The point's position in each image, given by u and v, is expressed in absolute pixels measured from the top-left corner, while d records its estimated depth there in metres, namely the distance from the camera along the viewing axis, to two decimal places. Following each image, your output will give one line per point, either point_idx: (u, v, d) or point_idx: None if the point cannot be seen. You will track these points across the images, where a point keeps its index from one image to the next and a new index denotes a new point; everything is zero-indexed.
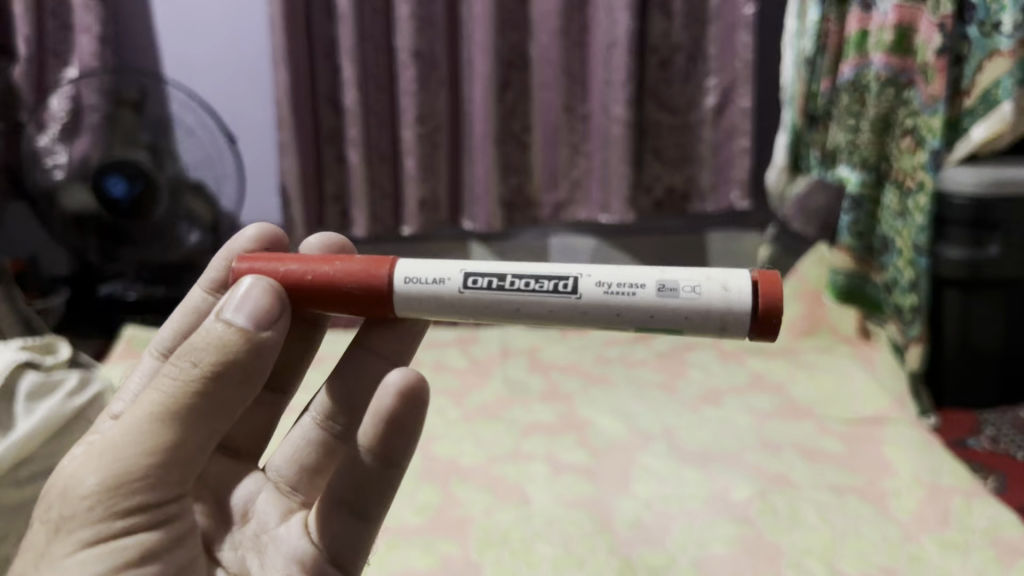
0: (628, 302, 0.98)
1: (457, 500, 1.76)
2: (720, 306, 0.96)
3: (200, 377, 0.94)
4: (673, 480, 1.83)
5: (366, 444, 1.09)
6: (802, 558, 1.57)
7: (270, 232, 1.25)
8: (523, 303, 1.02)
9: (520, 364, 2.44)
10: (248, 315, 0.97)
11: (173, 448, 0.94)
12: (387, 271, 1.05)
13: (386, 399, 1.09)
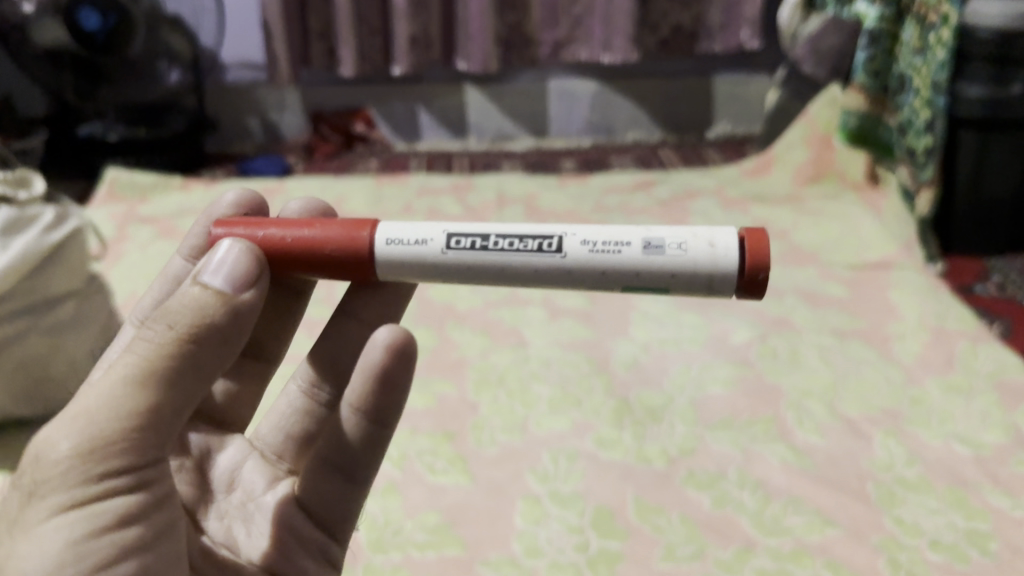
0: (612, 262, 0.87)
1: (452, 343, 1.73)
2: (707, 261, 0.86)
3: (178, 339, 0.78)
4: (672, 325, 1.79)
5: (354, 404, 0.98)
6: (802, 400, 1.54)
7: (251, 198, 1.15)
8: (509, 263, 0.90)
9: (518, 211, 2.29)
10: (228, 279, 0.82)
11: (153, 415, 0.78)
12: (368, 234, 0.93)
13: (373, 354, 0.96)
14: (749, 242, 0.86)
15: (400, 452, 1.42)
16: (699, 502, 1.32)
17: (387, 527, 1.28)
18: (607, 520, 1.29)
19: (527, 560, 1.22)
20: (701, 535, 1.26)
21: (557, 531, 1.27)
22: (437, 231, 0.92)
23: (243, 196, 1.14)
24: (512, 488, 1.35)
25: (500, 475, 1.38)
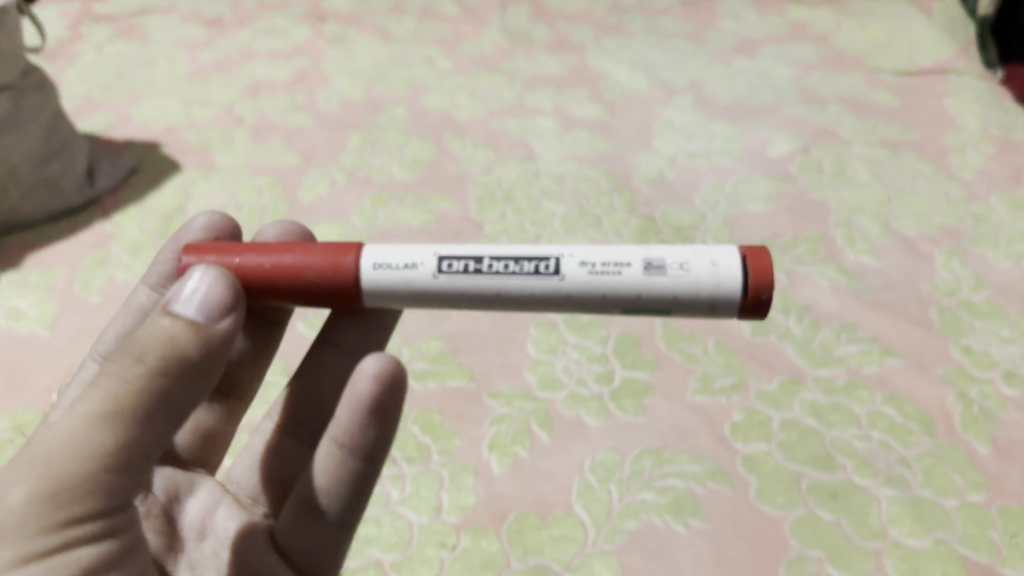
0: (608, 287, 0.72)
1: (452, 156, 1.50)
2: (707, 283, 0.71)
3: (142, 372, 0.63)
4: (702, 134, 1.55)
5: (339, 434, 0.76)
6: (852, 217, 1.36)
7: (224, 221, 0.92)
8: (505, 283, 0.73)
9: (522, 11, 2.02)
10: (199, 303, 0.67)
11: (118, 462, 0.63)
12: (351, 259, 0.76)
13: (361, 383, 0.75)
14: (746, 262, 0.72)
15: None
16: (738, 328, 1.15)
17: None
18: (631, 348, 1.11)
19: (543, 392, 1.06)
20: (742, 366, 1.09)
21: (576, 359, 1.09)
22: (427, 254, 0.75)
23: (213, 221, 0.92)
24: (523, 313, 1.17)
25: None
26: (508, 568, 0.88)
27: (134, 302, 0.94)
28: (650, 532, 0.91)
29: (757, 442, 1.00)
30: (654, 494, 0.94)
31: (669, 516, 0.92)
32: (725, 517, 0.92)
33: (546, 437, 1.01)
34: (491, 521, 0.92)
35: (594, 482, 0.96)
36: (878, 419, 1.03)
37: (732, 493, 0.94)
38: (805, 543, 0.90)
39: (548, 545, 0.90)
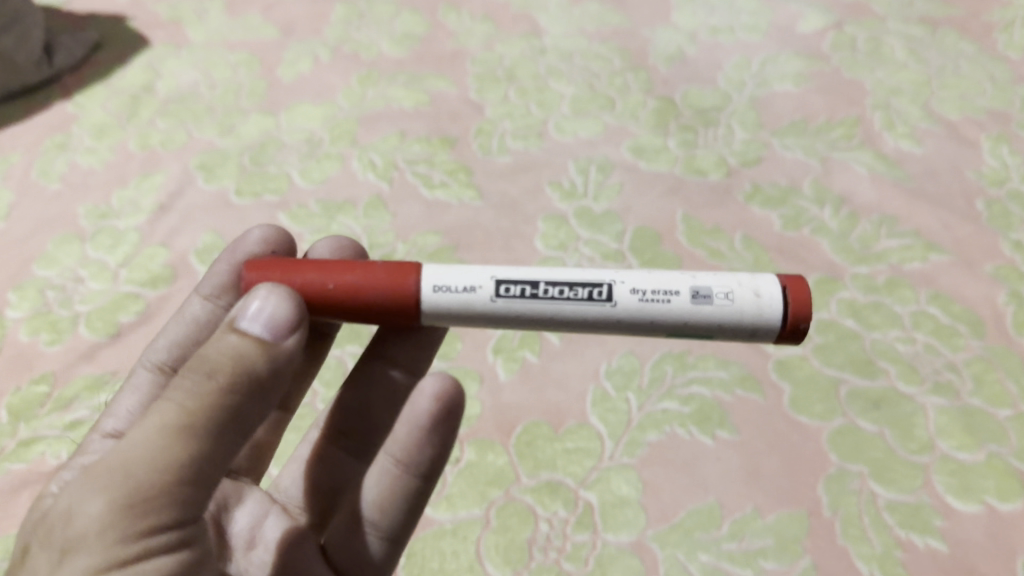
0: (650, 318, 0.61)
1: (448, 30, 1.35)
2: (749, 311, 0.61)
3: (213, 387, 0.53)
4: (724, 6, 1.39)
5: (397, 452, 0.68)
6: (890, 98, 1.22)
7: (282, 235, 0.77)
8: (559, 309, 0.62)
9: None
10: (269, 314, 0.57)
11: (190, 480, 0.52)
12: (417, 275, 0.63)
13: (420, 406, 0.67)
14: (792, 292, 0.61)
15: (385, 159, 1.11)
16: (767, 220, 1.04)
17: (374, 253, 1.01)
18: (650, 243, 1.00)
19: None
20: (773, 262, 0.99)
21: (589, 257, 0.99)
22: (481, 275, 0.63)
23: (272, 234, 0.76)
24: (530, 204, 1.06)
25: (514, 188, 1.08)
26: (516, 483, 0.79)
27: (184, 310, 0.79)
28: (674, 444, 0.81)
29: (791, 346, 0.90)
30: (677, 403, 0.84)
31: (695, 426, 0.83)
32: (757, 428, 0.83)
33: (556, 339, 0.90)
34: (497, 432, 0.83)
35: (611, 390, 0.86)
36: (923, 321, 0.94)
37: (763, 402, 0.85)
38: (844, 457, 0.81)
39: (560, 457, 0.80)
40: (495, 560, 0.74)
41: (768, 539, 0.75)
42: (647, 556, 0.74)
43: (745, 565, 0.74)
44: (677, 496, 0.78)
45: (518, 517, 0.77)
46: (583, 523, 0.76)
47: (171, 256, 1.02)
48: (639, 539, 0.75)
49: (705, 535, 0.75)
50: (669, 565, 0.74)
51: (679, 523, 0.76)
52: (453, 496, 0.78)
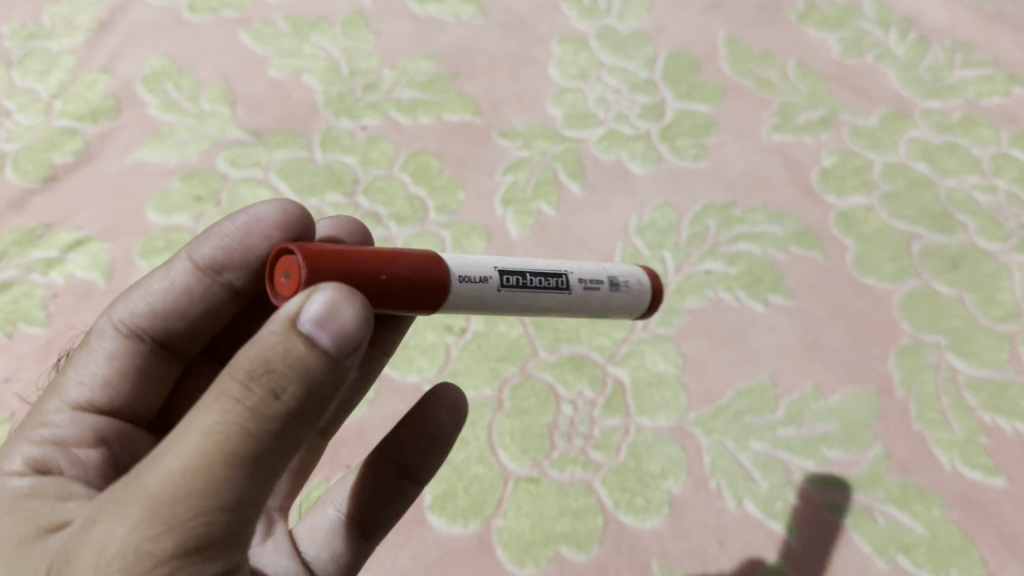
0: (589, 306, 0.48)
1: None
2: (641, 302, 0.51)
3: (275, 409, 0.34)
4: None
5: (416, 451, 0.55)
6: None
7: (301, 212, 0.53)
8: (536, 307, 0.46)
9: None
10: (336, 292, 0.36)
11: (248, 509, 0.36)
12: (448, 268, 0.43)
13: (437, 419, 0.55)
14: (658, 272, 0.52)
15: None
16: (824, 44, 0.87)
17: (355, 80, 0.84)
18: (686, 72, 0.84)
19: (571, 131, 0.80)
20: (832, 94, 0.83)
21: (615, 87, 0.83)
22: (481, 259, 0.44)
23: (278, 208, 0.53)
24: (542, 24, 0.88)
25: (522, 5, 0.90)
26: (534, 358, 0.66)
27: (169, 266, 0.54)
28: (719, 312, 0.69)
29: (855, 195, 0.77)
30: (722, 263, 0.71)
31: (743, 290, 0.70)
32: (818, 292, 0.71)
33: (577, 188, 0.76)
34: None
35: (643, 248, 0.72)
36: (1005, 164, 0.78)
37: (823, 262, 0.72)
38: (919, 326, 0.69)
39: (586, 327, 0.67)
40: (511, 448, 0.62)
41: (831, 423, 0.64)
42: (689, 443, 0.62)
43: (805, 455, 0.62)
44: (724, 373, 0.66)
45: (538, 397, 0.64)
46: (613, 405, 0.64)
47: (113, 84, 0.85)
48: (679, 423, 0.63)
49: (758, 418, 0.63)
50: (715, 454, 0.62)
51: (727, 405, 0.64)
52: (460, 374, 0.65)
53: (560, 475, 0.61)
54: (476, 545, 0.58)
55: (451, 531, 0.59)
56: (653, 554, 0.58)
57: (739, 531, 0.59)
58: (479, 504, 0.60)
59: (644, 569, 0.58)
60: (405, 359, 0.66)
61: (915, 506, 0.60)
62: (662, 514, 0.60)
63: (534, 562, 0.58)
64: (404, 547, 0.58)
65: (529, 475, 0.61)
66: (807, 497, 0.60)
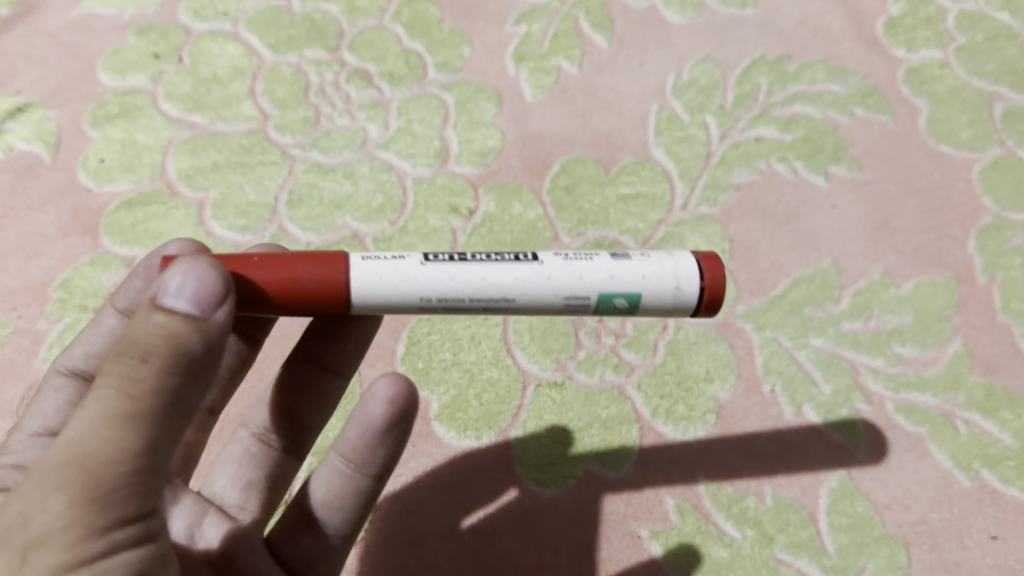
0: (576, 280, 0.38)
1: None
2: (669, 299, 0.39)
3: (151, 371, 0.32)
4: None
5: (359, 443, 0.43)
6: None
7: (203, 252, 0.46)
8: (490, 287, 0.38)
9: None
10: (198, 264, 0.34)
11: (149, 476, 0.32)
12: (347, 263, 0.37)
13: (375, 411, 0.42)
14: (716, 261, 0.39)
15: None
16: None
17: None
18: None
19: None
20: None
21: None
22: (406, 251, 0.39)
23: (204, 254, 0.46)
24: None
25: None
26: (556, 245, 0.56)
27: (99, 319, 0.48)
28: (770, 187, 0.59)
29: (928, 48, 0.65)
30: (775, 129, 0.61)
31: (800, 161, 0.60)
32: (886, 163, 0.60)
33: (603, 42, 0.65)
34: (524, 174, 0.59)
35: (682, 112, 0.61)
36: None
37: (892, 127, 0.62)
38: (1004, 202, 0.58)
39: (615, 208, 0.58)
40: (530, 348, 0.52)
41: (904, 315, 0.54)
42: (738, 342, 0.53)
43: (873, 352, 0.53)
44: (778, 258, 0.56)
45: None
46: None
47: None
48: (727, 319, 0.54)
49: (818, 312, 0.54)
50: (770, 354, 0.53)
51: (783, 296, 0.55)
52: None
53: (588, 379, 0.52)
54: (490, 461, 0.49)
55: (460, 444, 0.50)
56: (699, 469, 0.49)
57: (799, 442, 0.50)
58: (493, 413, 0.51)
59: (689, 487, 0.49)
60: (404, 245, 0.56)
61: (1002, 413, 0.51)
62: (708, 424, 0.51)
63: (558, 481, 0.49)
64: (407, 463, 0.50)
65: (551, 379, 0.52)
66: (876, 404, 0.52)
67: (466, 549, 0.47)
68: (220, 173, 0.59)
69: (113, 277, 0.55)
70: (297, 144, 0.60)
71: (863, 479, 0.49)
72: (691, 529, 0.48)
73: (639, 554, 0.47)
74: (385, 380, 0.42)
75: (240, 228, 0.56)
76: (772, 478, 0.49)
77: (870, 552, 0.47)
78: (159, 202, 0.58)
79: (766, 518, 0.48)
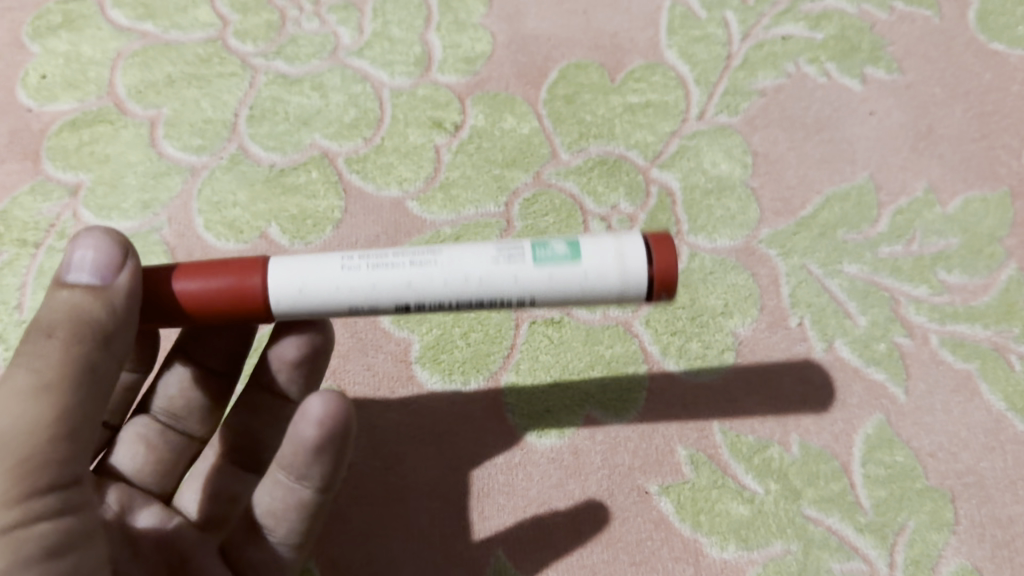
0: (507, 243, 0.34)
1: None
2: (614, 268, 0.33)
3: (56, 343, 0.30)
4: None
5: (291, 466, 0.36)
6: None
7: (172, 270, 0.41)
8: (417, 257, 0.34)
9: None
10: (97, 233, 0.32)
11: (70, 446, 0.30)
12: (264, 270, 0.33)
13: (306, 434, 0.35)
14: (660, 235, 0.34)
15: None
16: None
17: None
18: None
19: None
20: None
21: None
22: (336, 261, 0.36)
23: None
24: None
25: None
26: (553, 162, 0.49)
27: None
28: (798, 92, 0.52)
29: None
30: (804, 25, 0.53)
31: (832, 61, 0.52)
32: (931, 62, 0.53)
33: None
34: (516, 82, 0.52)
35: (698, 8, 0.54)
36: None
37: (937, 23, 0.54)
38: None
39: (621, 119, 0.51)
40: None
41: (950, 236, 0.48)
42: (761, 270, 0.47)
43: (916, 280, 0.46)
44: (806, 174, 0.49)
45: (558, 216, 0.48)
46: (657, 223, 0.48)
47: None
48: (749, 244, 0.47)
49: (853, 235, 0.48)
50: (797, 282, 0.46)
51: (812, 217, 0.48)
52: (454, 185, 0.49)
53: (589, 315, 0.45)
54: (480, 409, 0.44)
55: (445, 390, 0.44)
56: (714, 416, 0.44)
57: (830, 383, 0.44)
58: (482, 355, 0.45)
59: (703, 434, 0.43)
60: (381, 166, 0.49)
61: None
62: (727, 364, 0.45)
63: (556, 430, 0.43)
64: (386, 412, 0.44)
65: (548, 316, 0.45)
66: (919, 338, 0.45)
67: (452, 509, 0.41)
68: (174, 87, 0.52)
69: (56, 207, 0.49)
70: (259, 54, 0.53)
71: (903, 425, 0.43)
72: (706, 483, 0.42)
73: (646, 512, 0.41)
74: (320, 399, 0.35)
75: (197, 149, 0.50)
76: (799, 424, 0.43)
77: (910, 507, 0.42)
78: (106, 121, 0.51)
79: (792, 470, 0.42)
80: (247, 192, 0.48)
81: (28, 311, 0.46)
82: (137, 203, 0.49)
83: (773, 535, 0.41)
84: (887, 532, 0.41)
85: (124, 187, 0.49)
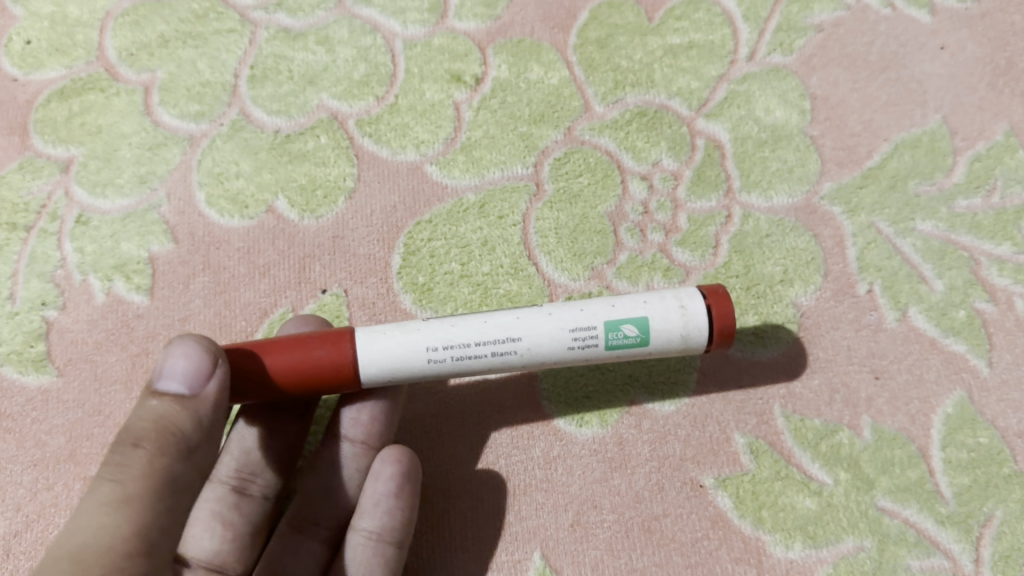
0: (578, 311, 0.34)
1: None
2: (682, 319, 0.34)
3: (141, 454, 0.28)
4: None
5: (373, 520, 0.36)
6: None
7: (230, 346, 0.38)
8: (498, 328, 0.33)
9: None
10: (191, 341, 0.31)
11: (149, 561, 0.28)
12: (353, 339, 0.33)
13: (384, 474, 0.36)
14: (720, 288, 0.35)
15: None
16: None
17: None
18: None
19: None
20: None
21: None
22: None
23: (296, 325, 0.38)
24: None
25: None
26: (586, 116, 0.44)
27: None
28: (860, 26, 0.46)
29: None
30: None
31: None
32: None
33: None
34: (542, 26, 0.46)
35: None
36: None
37: None
38: None
39: (661, 63, 0.45)
40: (557, 253, 0.42)
41: None
42: (824, 231, 0.42)
43: (998, 236, 0.41)
44: (871, 119, 0.44)
45: (593, 176, 0.43)
46: (706, 179, 0.43)
47: None
48: (809, 202, 0.42)
49: (927, 186, 0.42)
50: (864, 244, 0.41)
51: (879, 169, 0.43)
52: (477, 147, 0.44)
53: (630, 288, 0.41)
54: (509, 398, 0.40)
55: (474, 377, 0.40)
56: (774, 396, 0.39)
57: (904, 356, 0.40)
58: None
59: (762, 418, 0.39)
60: (395, 128, 0.44)
61: None
62: (787, 339, 0.40)
63: (598, 418, 0.39)
64: (409, 404, 0.40)
65: (584, 291, 0.41)
66: (1002, 303, 0.40)
67: (488, 512, 0.38)
68: (168, 48, 0.47)
69: (47, 185, 0.44)
70: (258, 6, 0.48)
71: (987, 402, 0.39)
72: (768, 475, 0.38)
73: (702, 509, 0.37)
74: (393, 448, 0.37)
75: (194, 116, 0.45)
76: (870, 405, 0.39)
77: (997, 495, 0.37)
78: (97, 89, 0.46)
79: (864, 457, 0.38)
80: (251, 162, 0.44)
81: (20, 301, 0.42)
82: (132, 178, 0.44)
83: (843, 530, 0.37)
84: (971, 524, 0.37)
85: (118, 161, 0.45)
